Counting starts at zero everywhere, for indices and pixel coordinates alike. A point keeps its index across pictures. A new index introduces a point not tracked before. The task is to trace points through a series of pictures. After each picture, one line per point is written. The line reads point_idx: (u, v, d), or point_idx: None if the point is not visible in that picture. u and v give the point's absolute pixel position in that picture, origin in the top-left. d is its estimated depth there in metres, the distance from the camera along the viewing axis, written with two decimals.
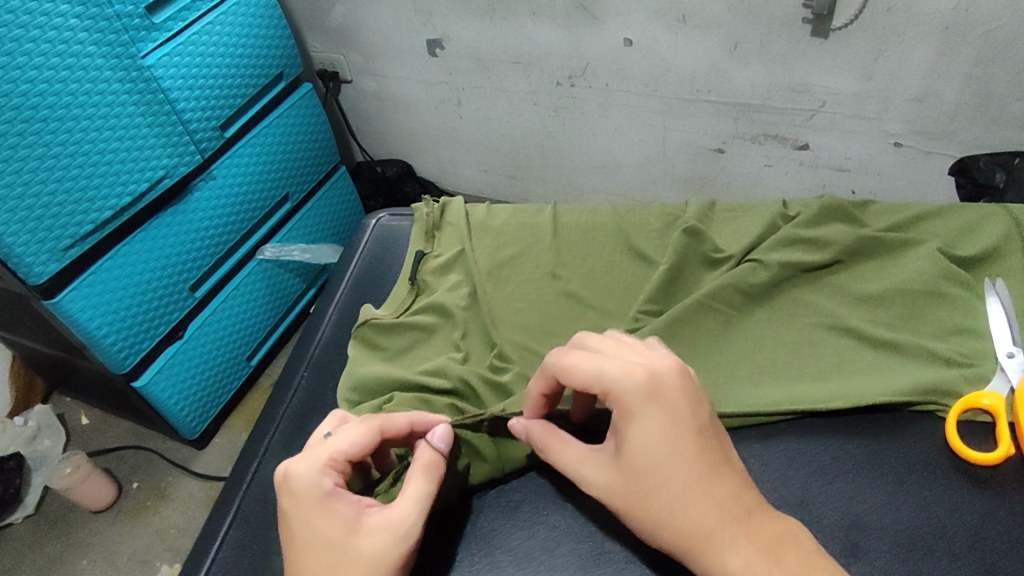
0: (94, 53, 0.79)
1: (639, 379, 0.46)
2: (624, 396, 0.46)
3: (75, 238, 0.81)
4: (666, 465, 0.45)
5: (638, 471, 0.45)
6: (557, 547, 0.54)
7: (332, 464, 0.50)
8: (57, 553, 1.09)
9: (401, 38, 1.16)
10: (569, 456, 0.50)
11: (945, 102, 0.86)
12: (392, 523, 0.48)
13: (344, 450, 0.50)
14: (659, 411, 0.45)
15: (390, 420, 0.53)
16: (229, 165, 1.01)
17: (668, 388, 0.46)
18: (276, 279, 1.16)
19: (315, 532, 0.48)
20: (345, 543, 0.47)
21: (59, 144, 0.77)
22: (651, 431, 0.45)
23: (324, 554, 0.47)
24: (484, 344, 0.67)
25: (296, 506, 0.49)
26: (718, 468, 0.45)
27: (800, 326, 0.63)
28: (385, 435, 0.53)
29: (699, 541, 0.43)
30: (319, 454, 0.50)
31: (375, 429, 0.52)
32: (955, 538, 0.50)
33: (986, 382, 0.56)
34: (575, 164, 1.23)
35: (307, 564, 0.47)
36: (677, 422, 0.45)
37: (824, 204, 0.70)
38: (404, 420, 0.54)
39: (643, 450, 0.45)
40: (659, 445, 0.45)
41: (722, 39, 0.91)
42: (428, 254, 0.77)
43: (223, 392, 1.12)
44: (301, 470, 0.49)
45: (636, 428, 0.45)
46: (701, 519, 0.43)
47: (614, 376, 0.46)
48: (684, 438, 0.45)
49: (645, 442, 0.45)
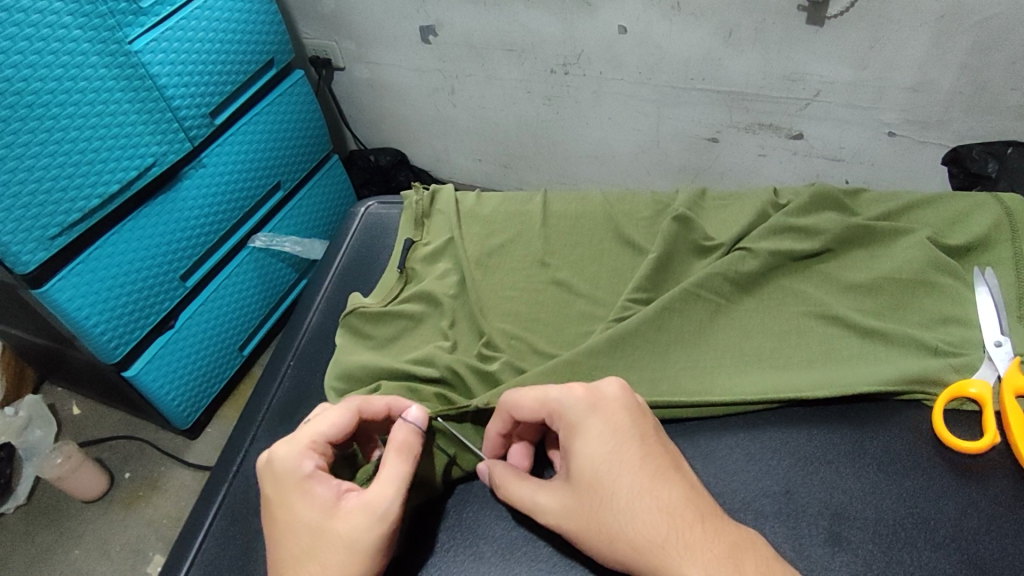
0: (80, 37, 0.78)
1: (578, 395, 0.49)
2: (565, 412, 0.49)
3: (63, 226, 0.80)
4: (608, 475, 0.46)
5: (585, 486, 0.47)
6: (541, 536, 0.54)
7: (311, 447, 0.50)
8: (50, 543, 1.09)
9: (393, 24, 1.15)
10: (524, 487, 0.51)
11: (939, 91, 0.86)
12: (370, 505, 0.47)
13: (324, 432, 0.51)
14: (599, 421, 0.48)
15: (367, 403, 0.54)
16: (218, 153, 1.00)
17: (608, 401, 0.49)
18: (267, 269, 1.15)
19: (295, 515, 0.48)
20: (324, 525, 0.47)
21: (46, 131, 0.76)
22: (593, 442, 0.47)
23: (304, 537, 0.47)
24: (472, 332, 0.67)
25: (277, 490, 0.49)
26: (665, 474, 0.46)
27: (788, 314, 0.63)
28: (363, 418, 0.53)
29: (654, 551, 0.43)
30: (298, 438, 0.50)
31: (353, 412, 0.52)
32: (938, 527, 0.50)
33: (974, 370, 0.56)
34: (569, 153, 1.23)
35: (287, 547, 0.47)
36: (618, 431, 0.47)
37: (815, 192, 0.70)
38: (384, 404, 0.54)
39: (586, 460, 0.47)
40: (600, 456, 0.46)
41: (717, 26, 0.91)
42: (416, 242, 0.76)
43: (216, 380, 1.11)
44: (282, 453, 0.49)
45: (579, 442, 0.47)
46: (649, 529, 0.44)
47: (556, 398, 0.49)
48: (626, 447, 0.47)
49: (589, 454, 0.47)
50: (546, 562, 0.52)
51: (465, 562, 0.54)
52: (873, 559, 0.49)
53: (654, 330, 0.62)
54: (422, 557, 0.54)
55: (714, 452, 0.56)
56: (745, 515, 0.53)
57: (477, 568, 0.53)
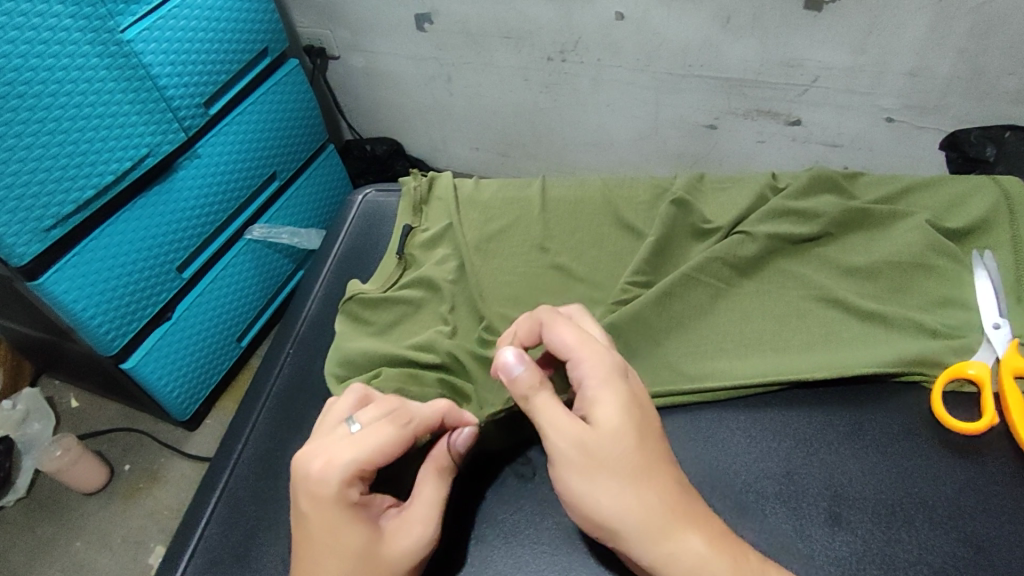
0: (71, 26, 0.77)
1: (610, 358, 0.49)
2: (596, 368, 0.48)
3: (58, 218, 0.80)
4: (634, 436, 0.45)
5: (607, 435, 0.45)
6: (543, 520, 0.54)
7: (361, 472, 0.47)
8: (50, 535, 1.09)
9: (390, 13, 1.14)
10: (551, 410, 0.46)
11: (938, 76, 0.85)
12: (411, 529, 0.48)
13: (378, 458, 0.47)
14: (625, 388, 0.47)
15: (424, 421, 0.50)
16: (213, 143, 1.00)
17: (630, 378, 0.49)
18: (264, 259, 1.15)
19: (337, 536, 0.46)
20: (372, 551, 0.46)
21: (38, 122, 0.75)
22: (622, 401, 0.46)
23: (348, 560, 0.46)
24: (472, 317, 0.67)
25: (317, 512, 0.46)
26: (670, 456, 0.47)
27: (788, 298, 0.63)
28: (416, 436, 0.50)
29: (664, 518, 0.44)
30: (351, 463, 0.46)
31: (408, 435, 0.49)
32: (936, 505, 0.51)
33: (972, 353, 0.56)
34: (567, 141, 1.23)
35: (324, 565, 0.46)
36: (640, 405, 0.47)
37: (813, 175, 0.69)
38: (438, 414, 0.52)
39: (613, 413, 0.46)
40: (627, 416, 0.46)
41: (715, 12, 0.90)
42: (415, 228, 0.76)
43: (214, 371, 1.11)
44: (329, 479, 0.45)
45: (605, 397, 0.46)
46: (663, 496, 0.44)
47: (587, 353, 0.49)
48: (645, 421, 0.47)
49: (618, 410, 0.46)
50: (547, 545, 0.53)
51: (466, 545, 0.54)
52: (873, 538, 0.49)
53: (655, 313, 0.62)
54: None
55: (716, 435, 0.56)
56: (746, 496, 0.53)
57: (480, 551, 0.53)
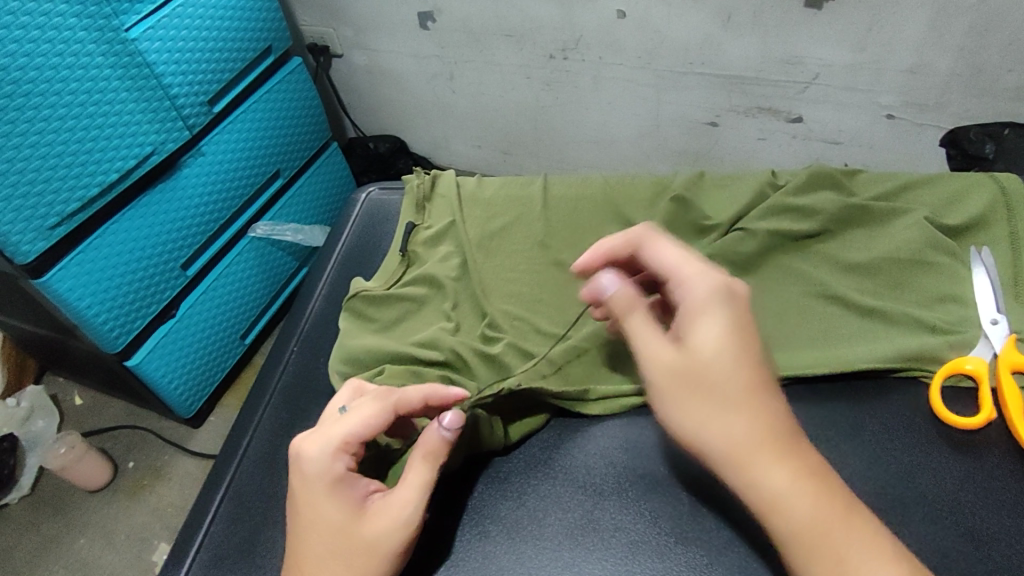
0: (75, 25, 0.77)
1: (713, 284, 0.46)
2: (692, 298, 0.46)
3: (62, 216, 0.81)
4: (717, 368, 0.43)
5: (696, 361, 0.44)
6: (545, 516, 0.55)
7: (344, 447, 0.49)
8: (55, 532, 1.10)
9: (392, 11, 1.15)
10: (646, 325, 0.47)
11: (937, 73, 0.86)
12: (390, 514, 0.48)
13: (359, 432, 0.49)
14: (726, 312, 0.45)
15: (404, 397, 0.51)
16: (216, 141, 1.00)
17: (738, 302, 0.46)
18: (268, 257, 1.15)
19: (317, 514, 0.48)
20: (349, 528, 0.48)
21: (43, 120, 0.76)
22: (716, 328, 0.44)
23: (326, 534, 0.48)
24: (475, 314, 0.67)
25: (304, 489, 0.49)
26: (763, 387, 0.43)
27: (788, 295, 0.64)
28: (400, 414, 0.51)
29: (739, 450, 0.42)
30: (332, 437, 0.49)
31: (387, 410, 0.50)
32: (934, 501, 0.51)
33: (970, 348, 0.57)
34: (568, 138, 1.23)
35: (308, 541, 0.48)
36: (740, 330, 0.45)
37: (812, 172, 0.70)
38: (420, 395, 0.51)
39: (704, 342, 0.44)
40: (722, 339, 0.44)
41: (715, 9, 0.91)
42: (418, 225, 0.77)
43: (218, 368, 1.12)
44: (312, 453, 0.49)
45: (702, 325, 0.45)
46: (744, 428, 0.42)
47: (688, 276, 0.48)
48: (749, 347, 0.44)
49: (712, 337, 0.44)
50: (549, 540, 0.53)
51: (470, 541, 0.54)
52: None
53: None
54: (433, 536, 0.55)
55: None
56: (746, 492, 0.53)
57: (482, 547, 0.54)
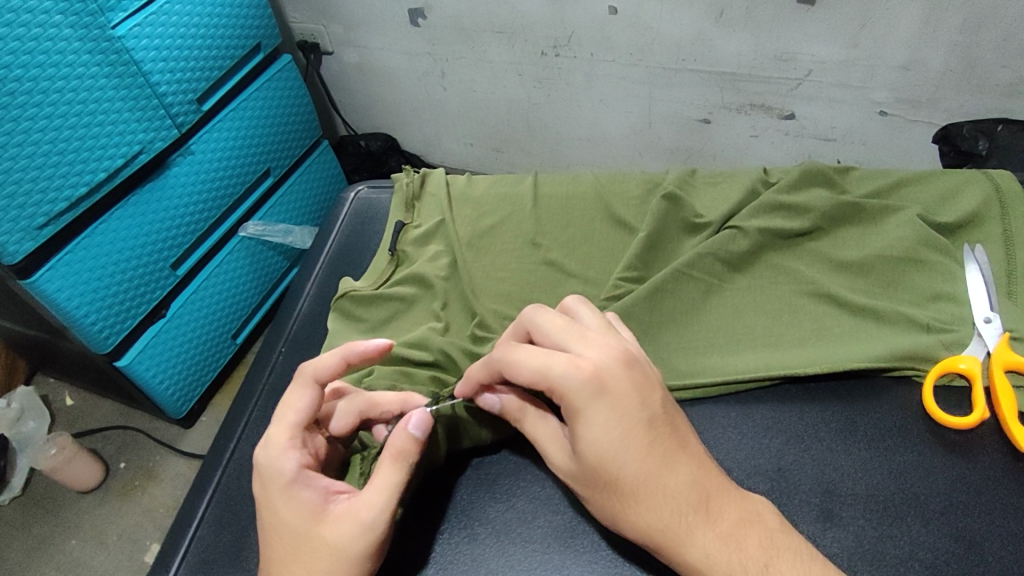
0: (60, 23, 0.76)
1: (582, 375, 0.44)
2: (568, 394, 0.44)
3: (50, 216, 0.80)
4: (612, 459, 0.43)
5: (590, 466, 0.44)
6: (535, 518, 0.54)
7: (292, 443, 0.49)
8: (45, 534, 1.08)
9: (383, 8, 1.14)
10: (541, 427, 0.49)
11: (931, 70, 0.85)
12: (355, 517, 0.46)
13: (297, 419, 0.50)
14: (605, 404, 0.43)
15: (320, 364, 0.52)
16: (206, 139, 1.00)
17: (615, 380, 0.44)
18: (259, 257, 1.15)
19: (278, 517, 0.48)
20: (311, 532, 0.46)
21: (29, 119, 0.75)
22: (599, 429, 0.43)
23: (289, 538, 0.47)
24: (465, 314, 0.67)
25: (264, 492, 0.48)
26: (673, 454, 0.44)
27: (780, 293, 0.63)
28: (324, 382, 0.52)
29: (661, 534, 0.43)
30: (273, 437, 0.49)
31: (307, 383, 0.51)
32: (927, 501, 0.51)
33: (963, 347, 0.56)
34: (560, 136, 1.22)
35: (275, 545, 0.47)
36: (624, 416, 0.43)
37: (804, 169, 0.69)
38: (335, 356, 0.53)
39: (590, 448, 0.44)
40: (610, 440, 0.43)
41: (707, 6, 0.90)
42: (407, 224, 0.76)
43: (209, 369, 1.11)
44: (263, 459, 0.49)
45: (582, 426, 0.44)
46: (659, 515, 0.43)
47: (554, 369, 0.44)
48: (637, 431, 0.43)
49: (596, 439, 0.43)
50: (539, 543, 0.53)
51: (459, 544, 0.54)
52: (864, 535, 0.49)
53: (646, 308, 0.62)
54: (420, 536, 0.54)
55: (708, 432, 0.56)
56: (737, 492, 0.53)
57: (472, 550, 0.53)
